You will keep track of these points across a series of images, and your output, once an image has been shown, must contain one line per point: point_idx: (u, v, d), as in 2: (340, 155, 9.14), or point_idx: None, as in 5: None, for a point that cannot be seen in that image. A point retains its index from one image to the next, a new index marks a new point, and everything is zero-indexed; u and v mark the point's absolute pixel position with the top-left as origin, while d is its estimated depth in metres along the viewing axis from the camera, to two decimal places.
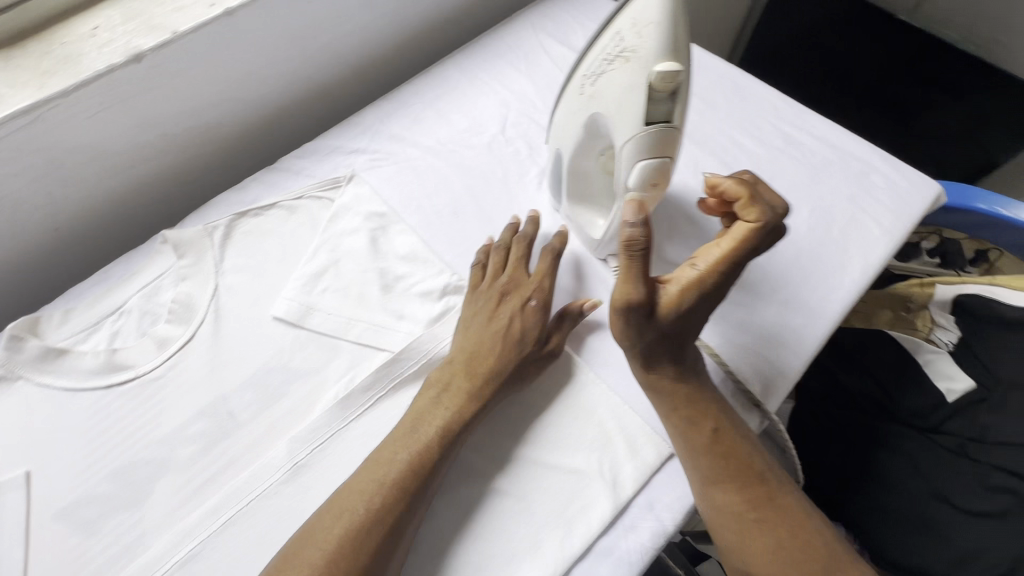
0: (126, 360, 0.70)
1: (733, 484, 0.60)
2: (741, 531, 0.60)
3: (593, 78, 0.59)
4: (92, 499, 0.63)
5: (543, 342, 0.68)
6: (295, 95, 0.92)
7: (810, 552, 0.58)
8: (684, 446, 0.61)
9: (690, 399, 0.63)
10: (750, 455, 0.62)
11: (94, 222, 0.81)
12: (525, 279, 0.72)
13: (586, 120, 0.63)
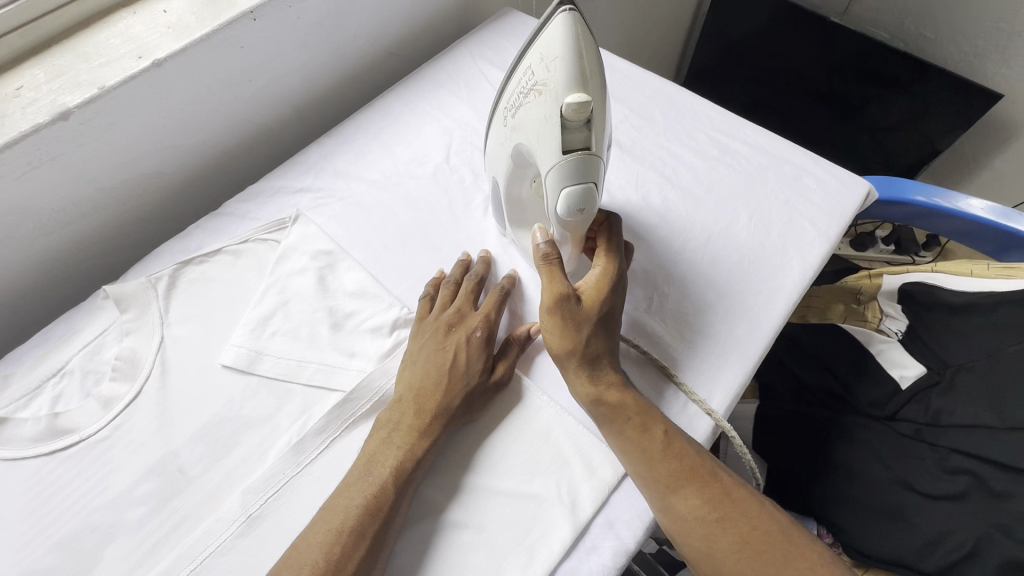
0: (69, 424, 0.68)
1: (689, 487, 0.61)
2: (705, 535, 0.59)
3: (517, 113, 0.62)
4: (37, 573, 0.60)
5: (489, 372, 0.69)
6: (237, 139, 0.91)
7: (773, 546, 0.58)
8: (641, 455, 0.61)
9: (637, 403, 0.65)
10: (702, 457, 0.63)
11: (33, 282, 0.79)
12: (473, 313, 0.73)
13: (516, 152, 0.65)
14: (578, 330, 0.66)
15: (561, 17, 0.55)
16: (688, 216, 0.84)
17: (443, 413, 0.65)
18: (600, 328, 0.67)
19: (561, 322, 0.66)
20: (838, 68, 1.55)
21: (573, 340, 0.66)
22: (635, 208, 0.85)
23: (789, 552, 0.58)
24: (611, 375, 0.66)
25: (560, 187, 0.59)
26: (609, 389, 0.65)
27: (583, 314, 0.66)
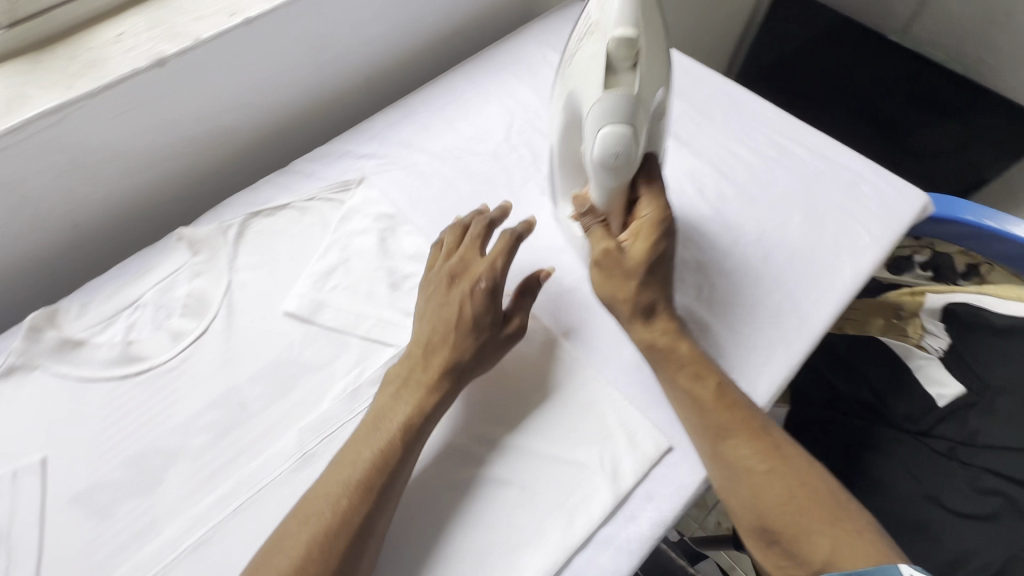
0: (141, 352, 0.72)
1: (741, 438, 0.62)
2: (752, 484, 0.61)
3: (569, 81, 0.69)
4: (107, 485, 0.64)
5: (501, 324, 0.71)
6: (308, 102, 0.94)
7: (821, 505, 0.59)
8: (692, 400, 0.64)
9: (689, 353, 0.67)
10: (756, 414, 0.65)
11: (112, 219, 0.84)
12: (478, 262, 0.72)
13: (562, 118, 0.72)
14: (620, 282, 0.69)
15: None
16: (742, 212, 0.85)
17: (456, 367, 0.67)
18: (648, 279, 0.69)
19: (604, 275, 0.70)
20: (890, 87, 1.53)
21: (619, 289, 0.69)
22: (690, 200, 0.87)
23: (835, 512, 0.58)
24: (661, 325, 0.69)
25: (601, 123, 0.64)
26: (662, 335, 0.68)
27: (624, 265, 0.69)
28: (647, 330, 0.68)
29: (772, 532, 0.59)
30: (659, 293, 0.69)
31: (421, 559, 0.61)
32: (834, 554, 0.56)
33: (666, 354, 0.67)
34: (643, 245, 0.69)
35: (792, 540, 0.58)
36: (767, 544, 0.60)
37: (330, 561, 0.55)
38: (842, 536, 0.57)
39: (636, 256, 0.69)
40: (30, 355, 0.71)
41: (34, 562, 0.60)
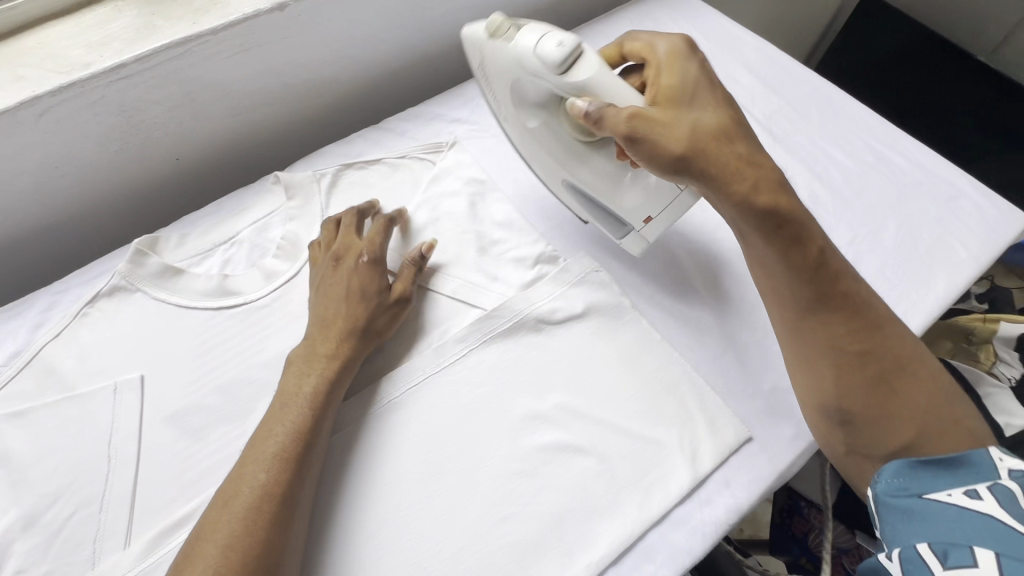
0: (235, 287, 0.74)
1: (837, 315, 0.61)
2: (839, 364, 0.61)
3: (509, 108, 0.73)
4: (200, 408, 0.67)
5: (384, 292, 0.71)
6: (406, 63, 0.94)
7: (909, 391, 0.59)
8: (789, 269, 0.61)
9: (793, 210, 0.60)
10: (860, 290, 0.62)
11: (211, 156, 0.86)
12: (354, 243, 0.74)
13: (541, 128, 0.72)
14: (682, 131, 0.60)
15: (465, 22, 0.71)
16: (835, 215, 0.84)
17: (349, 335, 0.67)
18: (703, 115, 0.61)
19: (660, 127, 0.60)
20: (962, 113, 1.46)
21: (685, 139, 0.59)
22: None
23: (925, 398, 0.59)
24: (753, 173, 0.60)
25: (530, 55, 0.64)
26: (767, 192, 0.59)
27: (673, 114, 0.61)
28: (739, 180, 0.59)
29: (847, 414, 0.60)
30: (744, 137, 0.61)
31: (499, 515, 0.61)
32: (916, 439, 0.57)
33: (769, 209, 0.59)
34: (670, 88, 0.63)
35: (871, 423, 0.59)
36: (837, 424, 0.62)
37: (258, 533, 0.52)
38: (927, 423, 0.58)
39: (686, 99, 0.62)
40: (133, 277, 0.73)
41: (130, 471, 0.62)
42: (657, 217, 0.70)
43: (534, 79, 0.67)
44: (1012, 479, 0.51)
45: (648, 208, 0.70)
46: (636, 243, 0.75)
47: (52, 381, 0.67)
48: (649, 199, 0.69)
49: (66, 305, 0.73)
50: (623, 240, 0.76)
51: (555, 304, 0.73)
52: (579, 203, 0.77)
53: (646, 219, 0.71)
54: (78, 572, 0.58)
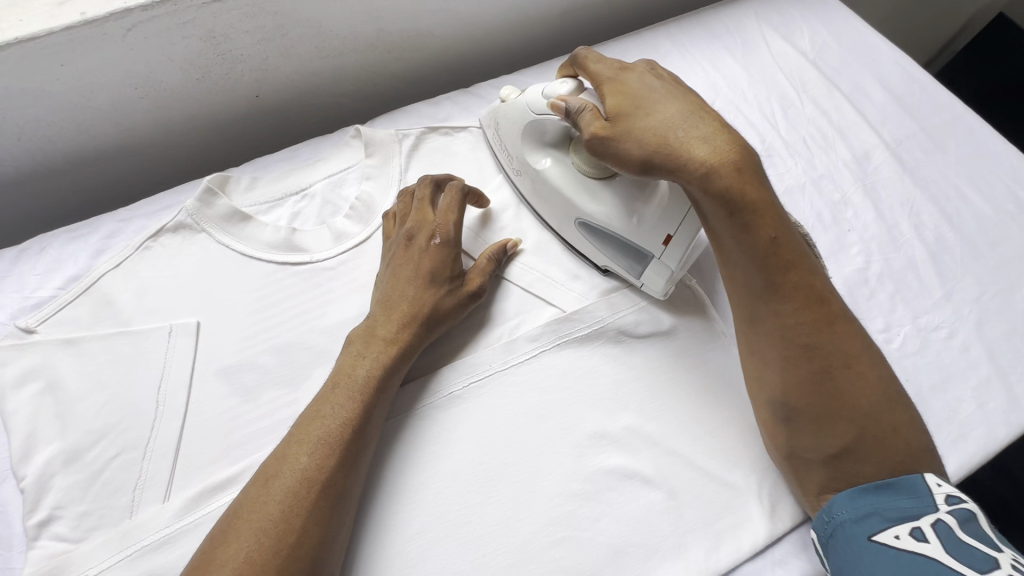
0: (302, 243, 0.70)
1: (790, 304, 0.56)
2: (785, 356, 0.56)
3: (522, 158, 0.71)
4: (254, 366, 0.63)
5: (455, 282, 0.64)
6: (507, 24, 0.86)
7: (853, 394, 0.54)
8: (738, 245, 0.56)
9: (754, 198, 0.54)
10: (817, 280, 0.57)
11: (290, 98, 0.80)
12: (427, 218, 0.66)
13: (553, 168, 0.68)
14: (637, 134, 0.56)
15: (484, 118, 0.77)
16: (963, 265, 0.75)
17: (412, 321, 0.61)
18: (658, 113, 0.57)
19: (618, 136, 0.57)
20: None
21: (641, 141, 0.56)
22: (904, 236, 0.76)
23: (867, 400, 0.54)
24: (711, 159, 0.54)
25: (540, 99, 0.66)
26: (724, 175, 0.53)
27: (628, 117, 0.57)
28: (692, 168, 0.54)
29: (792, 411, 0.56)
30: (705, 125, 0.56)
31: (553, 536, 0.57)
32: (856, 443, 0.54)
33: (725, 194, 0.54)
34: (627, 91, 0.59)
35: (814, 424, 0.55)
36: (781, 421, 0.57)
37: (295, 520, 0.48)
38: (867, 426, 0.54)
39: (640, 100, 0.58)
40: (200, 218, 0.69)
41: (177, 423, 0.60)
42: (678, 234, 0.61)
43: (542, 122, 0.67)
44: (950, 513, 0.48)
45: (665, 227, 0.61)
46: (660, 280, 0.65)
47: (108, 314, 0.65)
48: (664, 214, 0.61)
49: (129, 236, 0.70)
50: (644, 278, 0.66)
51: (637, 313, 0.67)
52: (593, 245, 0.68)
53: (666, 238, 0.62)
54: (116, 519, 0.55)
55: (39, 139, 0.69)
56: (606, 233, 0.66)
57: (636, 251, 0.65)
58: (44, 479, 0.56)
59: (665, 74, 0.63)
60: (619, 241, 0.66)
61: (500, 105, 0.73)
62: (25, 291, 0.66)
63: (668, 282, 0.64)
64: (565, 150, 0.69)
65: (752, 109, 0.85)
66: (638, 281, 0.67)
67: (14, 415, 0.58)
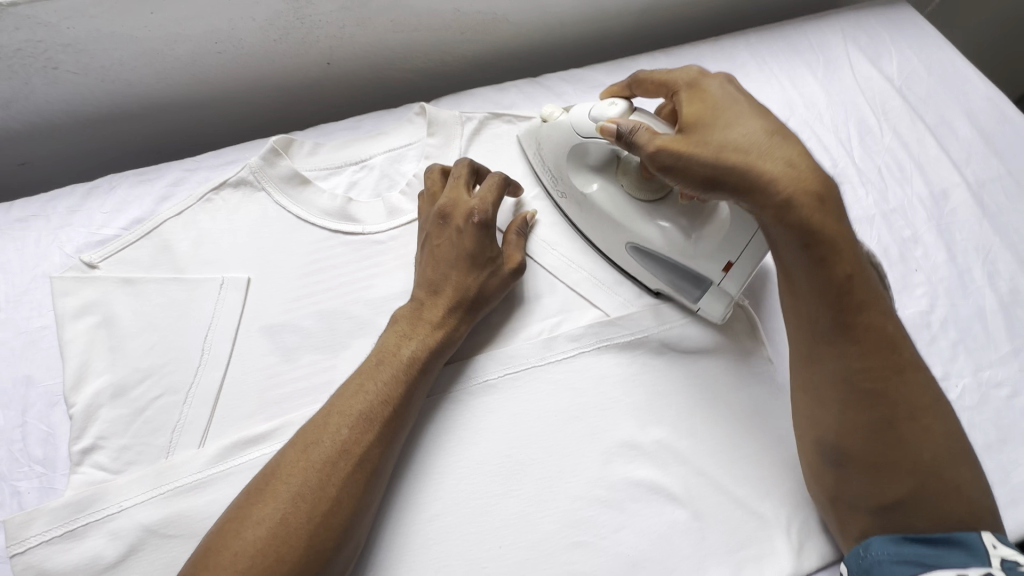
0: (356, 214, 0.70)
1: (859, 347, 0.53)
2: (846, 401, 0.54)
3: (567, 181, 0.69)
4: (297, 328, 0.64)
5: (495, 265, 0.64)
6: (583, 17, 0.84)
7: (914, 444, 0.52)
8: (812, 280, 0.52)
9: (831, 230, 0.51)
10: (888, 324, 0.54)
11: (360, 70, 0.81)
12: (463, 199, 0.65)
13: (601, 192, 0.66)
14: (711, 149, 0.52)
15: (523, 137, 0.74)
16: None
17: (458, 306, 0.61)
18: (737, 126, 0.53)
19: (690, 149, 0.53)
20: None
21: (715, 153, 0.52)
22: (976, 284, 0.72)
23: (928, 454, 0.52)
24: (791, 184, 0.51)
25: (585, 121, 0.64)
26: (806, 200, 0.50)
27: (702, 130, 0.54)
28: (772, 193, 0.51)
29: (844, 452, 0.54)
30: (786, 147, 0.52)
31: (570, 539, 0.57)
32: (912, 496, 0.52)
33: (802, 225, 0.51)
34: (705, 100, 0.56)
35: (867, 472, 0.53)
36: (830, 464, 0.55)
37: (329, 488, 0.50)
38: (927, 479, 0.52)
39: (719, 111, 0.55)
40: (261, 176, 0.70)
41: (219, 373, 0.61)
42: (738, 262, 0.60)
43: (590, 145, 0.65)
44: (1002, 569, 0.46)
45: (725, 253, 0.60)
46: (719, 306, 0.63)
47: (166, 259, 0.67)
48: (724, 240, 0.60)
49: (193, 186, 0.72)
50: (701, 304, 0.64)
51: (683, 326, 0.66)
52: (648, 269, 0.66)
53: (725, 266, 0.61)
54: (152, 457, 0.57)
55: (121, 83, 0.72)
56: (659, 256, 0.64)
57: (690, 275, 0.64)
58: (91, 409, 0.58)
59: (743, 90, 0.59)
60: (673, 265, 0.64)
61: (541, 124, 0.71)
62: (91, 227, 0.68)
63: (727, 307, 0.63)
64: (612, 171, 0.67)
65: (827, 132, 0.82)
66: (694, 305, 0.65)
67: (70, 344, 0.61)
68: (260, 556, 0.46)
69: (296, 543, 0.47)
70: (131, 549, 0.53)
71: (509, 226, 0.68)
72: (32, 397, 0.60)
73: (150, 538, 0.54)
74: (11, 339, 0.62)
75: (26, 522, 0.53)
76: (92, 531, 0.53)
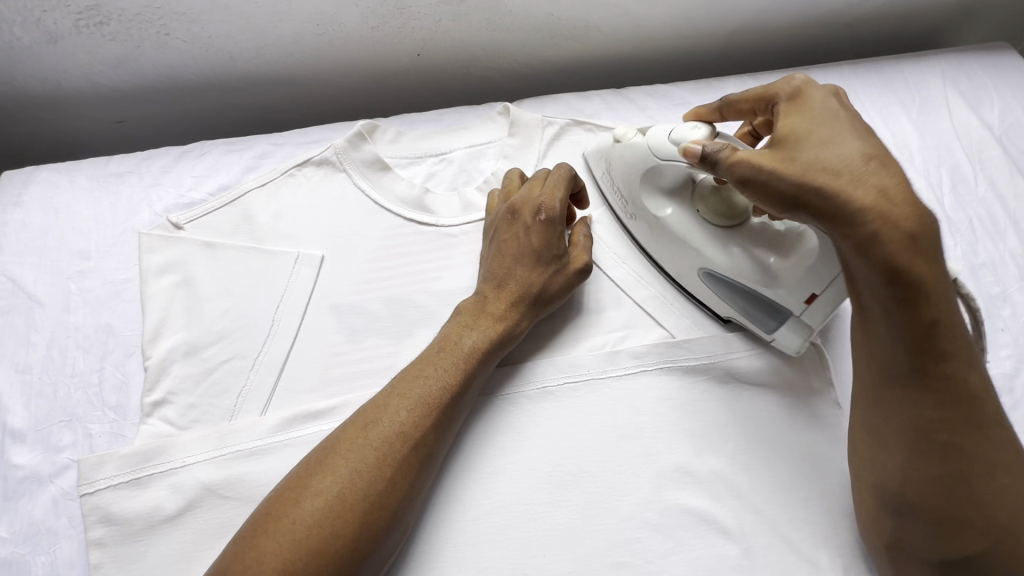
0: (431, 205, 0.70)
1: (936, 398, 0.49)
2: (915, 449, 0.51)
3: (637, 202, 0.66)
4: (364, 311, 0.65)
5: (562, 264, 0.63)
6: (674, 32, 0.83)
7: (991, 501, 0.49)
8: (889, 320, 0.49)
9: (920, 272, 0.46)
10: (973, 375, 0.50)
11: (447, 64, 0.82)
12: (533, 195, 0.64)
13: (676, 217, 0.64)
14: (802, 166, 0.49)
15: (592, 154, 0.72)
16: None
17: (521, 301, 0.61)
18: (833, 145, 0.49)
19: (775, 165, 0.50)
20: None
21: (797, 171, 0.49)
22: None
23: (1005, 513, 0.49)
24: (881, 215, 0.46)
25: (664, 144, 0.61)
26: (894, 229, 0.46)
27: (798, 144, 0.50)
28: (861, 223, 0.47)
29: (904, 501, 0.52)
30: (886, 174, 0.47)
31: (614, 558, 0.56)
32: (982, 553, 0.49)
33: (888, 262, 0.46)
34: (807, 113, 0.52)
35: (935, 523, 0.50)
36: (889, 510, 0.53)
37: (385, 471, 0.50)
38: (1003, 537, 0.49)
39: (818, 126, 0.51)
40: (344, 157, 0.71)
41: (286, 344, 0.62)
42: (823, 295, 0.57)
43: (667, 167, 0.62)
44: None
45: (808, 286, 0.57)
46: (796, 340, 0.60)
47: (246, 228, 0.68)
48: (810, 271, 0.57)
49: (278, 160, 0.73)
50: (776, 336, 0.61)
51: (751, 358, 0.63)
52: (719, 298, 0.63)
53: (809, 298, 0.57)
54: (217, 418, 0.59)
55: (223, 54, 0.74)
56: (737, 287, 0.62)
57: (767, 307, 0.61)
58: (165, 364, 0.61)
59: (852, 101, 0.54)
60: (750, 295, 0.61)
61: (613, 144, 0.68)
62: (181, 189, 0.71)
63: (805, 342, 0.60)
64: (689, 195, 0.64)
65: (917, 176, 0.79)
66: (768, 337, 0.62)
67: (152, 298, 0.63)
68: (315, 528, 0.47)
69: (350, 519, 0.48)
70: (189, 505, 0.55)
71: (574, 227, 0.68)
72: (111, 345, 0.63)
73: (208, 497, 0.55)
74: (97, 287, 0.65)
75: (99, 465, 0.55)
76: (155, 482, 0.55)
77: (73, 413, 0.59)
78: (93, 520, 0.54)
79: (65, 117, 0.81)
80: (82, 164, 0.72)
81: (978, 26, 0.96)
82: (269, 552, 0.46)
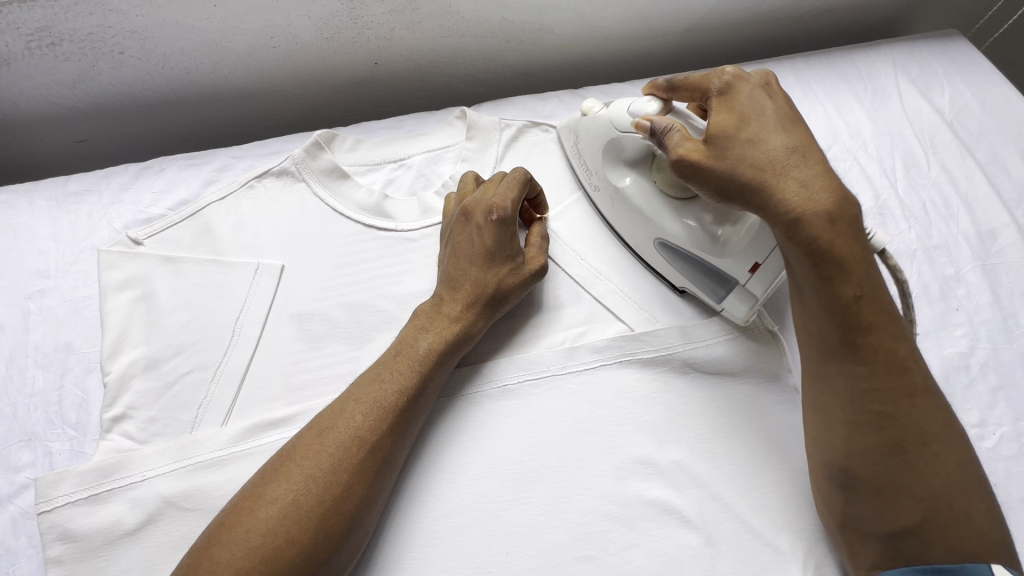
0: (389, 211, 0.71)
1: (867, 368, 0.51)
2: (853, 424, 0.52)
3: (600, 174, 0.69)
4: (324, 317, 0.65)
5: (518, 265, 0.63)
6: (628, 31, 0.85)
7: (928, 473, 0.50)
8: (816, 298, 0.52)
9: (842, 251, 0.50)
10: (901, 347, 0.52)
11: (405, 72, 0.83)
12: (485, 198, 0.65)
13: (635, 186, 0.66)
14: (732, 161, 0.53)
15: (561, 130, 0.75)
16: None
17: (476, 302, 0.61)
18: (763, 139, 0.53)
19: (709, 158, 0.54)
20: None
21: (730, 166, 0.53)
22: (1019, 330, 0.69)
23: (939, 483, 0.50)
24: (805, 202, 0.51)
25: (624, 117, 0.64)
26: (814, 218, 0.50)
27: (730, 136, 0.54)
28: (783, 210, 0.51)
29: (852, 475, 0.52)
30: (806, 166, 0.52)
31: (577, 552, 0.56)
32: (921, 524, 0.50)
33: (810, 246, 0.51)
34: (735, 106, 0.55)
35: (875, 498, 0.51)
36: (838, 488, 0.54)
37: (341, 474, 0.50)
38: (937, 508, 0.50)
39: (747, 119, 0.54)
40: (302, 168, 0.72)
41: (247, 354, 0.63)
42: (765, 264, 0.59)
43: (625, 140, 0.65)
44: None
45: (752, 253, 0.59)
46: (742, 307, 0.62)
47: (205, 241, 0.69)
48: (753, 241, 0.59)
49: (237, 173, 0.74)
50: (724, 304, 0.64)
51: (711, 347, 0.64)
52: (672, 267, 0.66)
53: (753, 267, 0.60)
54: (177, 430, 0.59)
55: (180, 70, 0.75)
56: (688, 256, 0.64)
57: (717, 273, 0.63)
58: (125, 379, 0.61)
59: (781, 90, 0.57)
60: (701, 264, 0.64)
61: (580, 118, 0.72)
62: (139, 206, 0.71)
63: (751, 310, 0.62)
64: (647, 167, 0.66)
65: (871, 162, 0.80)
66: (718, 306, 0.65)
67: (111, 314, 0.64)
68: (269, 535, 0.47)
69: (305, 526, 0.48)
70: (149, 518, 0.55)
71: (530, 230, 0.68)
72: (71, 362, 0.63)
73: (169, 509, 0.55)
74: (57, 305, 0.65)
75: (56, 482, 0.55)
76: (115, 497, 0.55)
77: (33, 432, 0.60)
78: (51, 538, 0.54)
79: (27, 139, 0.82)
80: (41, 185, 0.73)
81: (928, 15, 0.98)
82: (222, 560, 0.46)
